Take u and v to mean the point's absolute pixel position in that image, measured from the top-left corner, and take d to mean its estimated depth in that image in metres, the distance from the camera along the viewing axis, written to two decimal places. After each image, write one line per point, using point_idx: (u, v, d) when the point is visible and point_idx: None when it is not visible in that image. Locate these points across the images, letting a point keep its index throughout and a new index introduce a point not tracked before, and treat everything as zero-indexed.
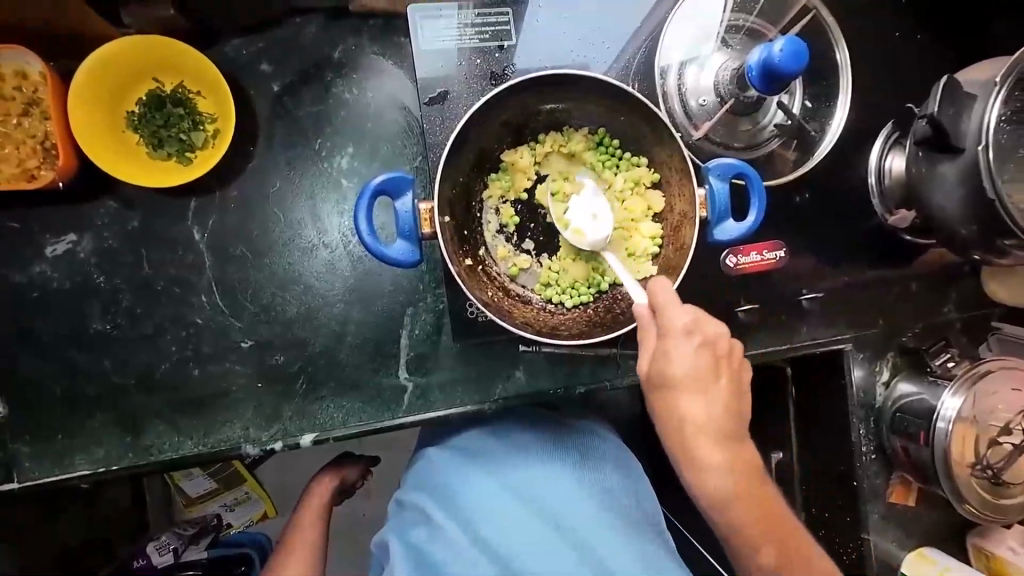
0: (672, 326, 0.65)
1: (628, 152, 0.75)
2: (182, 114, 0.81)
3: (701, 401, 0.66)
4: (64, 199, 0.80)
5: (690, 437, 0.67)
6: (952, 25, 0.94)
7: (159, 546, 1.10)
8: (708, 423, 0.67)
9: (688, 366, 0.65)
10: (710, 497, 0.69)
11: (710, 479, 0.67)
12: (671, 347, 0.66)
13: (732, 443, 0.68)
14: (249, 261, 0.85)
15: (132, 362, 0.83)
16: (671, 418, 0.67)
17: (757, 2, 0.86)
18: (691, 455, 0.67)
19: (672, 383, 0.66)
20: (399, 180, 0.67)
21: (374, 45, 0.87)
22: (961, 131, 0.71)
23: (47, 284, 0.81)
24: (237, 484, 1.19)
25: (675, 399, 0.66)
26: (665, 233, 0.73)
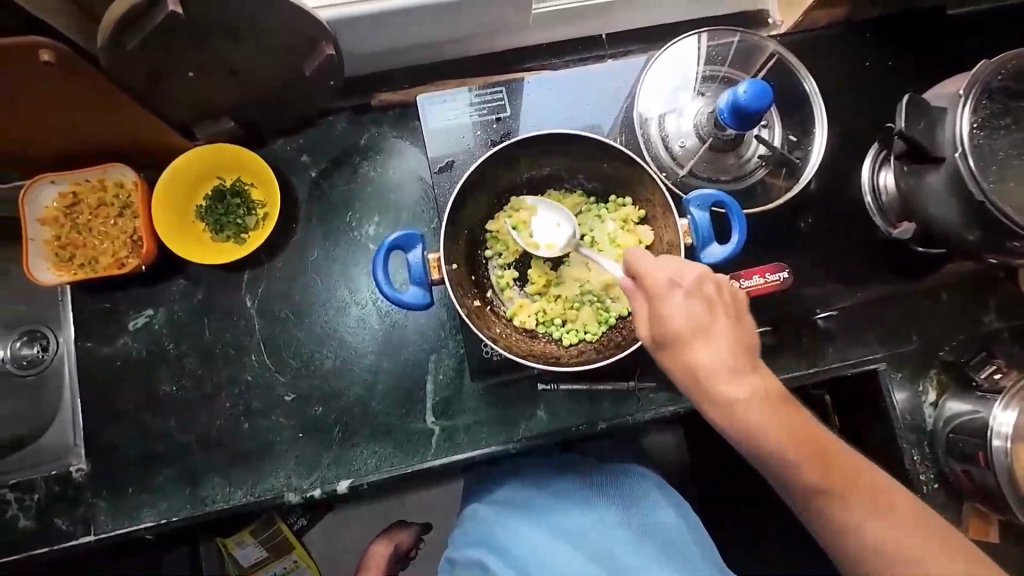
0: (658, 285, 0.65)
1: (614, 195, 0.82)
2: (238, 203, 0.97)
3: (710, 356, 0.63)
4: (144, 280, 0.96)
5: (706, 382, 0.63)
6: (923, 49, 1.00)
7: None
8: (721, 367, 0.63)
9: (686, 317, 0.64)
10: (715, 401, 0.63)
11: (745, 425, 0.62)
12: (660, 302, 0.65)
13: (744, 368, 0.64)
14: (292, 321, 0.97)
15: (193, 420, 0.93)
16: (689, 373, 0.64)
17: (726, 54, 0.95)
18: (710, 394, 0.63)
19: (675, 338, 0.64)
20: (409, 235, 0.74)
21: (393, 130, 1.02)
22: (937, 141, 0.74)
23: (127, 354, 0.95)
24: (287, 553, 1.19)
25: (685, 354, 0.64)
26: None
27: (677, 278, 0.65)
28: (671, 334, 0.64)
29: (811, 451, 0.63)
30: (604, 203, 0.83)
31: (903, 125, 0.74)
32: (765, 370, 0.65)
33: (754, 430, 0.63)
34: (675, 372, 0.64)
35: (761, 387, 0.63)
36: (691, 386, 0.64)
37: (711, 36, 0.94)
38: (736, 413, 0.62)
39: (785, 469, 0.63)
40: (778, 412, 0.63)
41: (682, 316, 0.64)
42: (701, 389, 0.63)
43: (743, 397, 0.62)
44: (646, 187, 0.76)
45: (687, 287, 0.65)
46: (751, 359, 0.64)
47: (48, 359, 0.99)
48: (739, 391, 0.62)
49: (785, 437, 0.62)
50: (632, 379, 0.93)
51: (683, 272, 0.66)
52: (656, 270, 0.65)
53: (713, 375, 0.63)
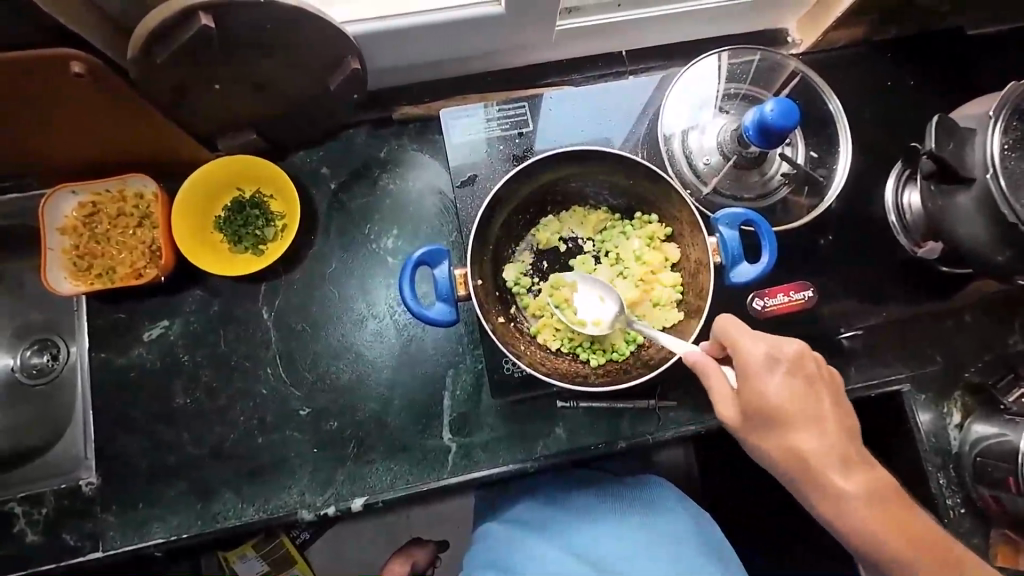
0: (754, 363, 0.66)
1: (639, 211, 0.80)
2: (258, 214, 0.96)
3: (806, 439, 0.65)
4: (160, 290, 0.95)
5: (820, 472, 0.65)
6: (943, 69, 1.00)
7: None
8: (821, 454, 0.65)
9: (784, 397, 0.65)
10: (824, 489, 0.65)
11: (843, 505, 0.65)
12: (761, 380, 0.65)
13: (833, 440, 0.66)
14: (308, 333, 0.96)
15: (206, 433, 0.92)
16: (794, 459, 0.65)
17: (749, 72, 0.95)
18: (824, 484, 0.65)
19: (780, 417, 0.65)
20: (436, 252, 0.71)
21: (413, 143, 1.02)
22: (966, 162, 0.74)
23: (141, 365, 0.93)
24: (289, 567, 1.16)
25: (791, 439, 0.65)
26: (685, 280, 0.77)
27: (778, 353, 0.66)
28: (765, 422, 0.65)
29: (891, 524, 0.65)
30: (628, 219, 0.81)
31: (931, 146, 0.73)
32: (872, 463, 0.67)
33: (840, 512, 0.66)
34: (775, 459, 0.66)
35: (842, 455, 0.66)
36: (775, 454, 0.66)
37: (734, 55, 0.95)
38: (845, 502, 0.65)
39: (867, 545, 0.65)
40: (883, 506, 0.66)
41: (779, 395, 0.65)
42: (806, 475, 0.65)
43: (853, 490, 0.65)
44: (673, 204, 0.75)
45: (789, 365, 0.66)
46: (847, 438, 0.67)
47: (59, 367, 0.98)
48: (841, 477, 0.65)
49: (875, 518, 0.65)
50: (652, 398, 0.92)
51: (780, 345, 0.67)
52: (756, 358, 0.66)
53: (816, 458, 0.65)
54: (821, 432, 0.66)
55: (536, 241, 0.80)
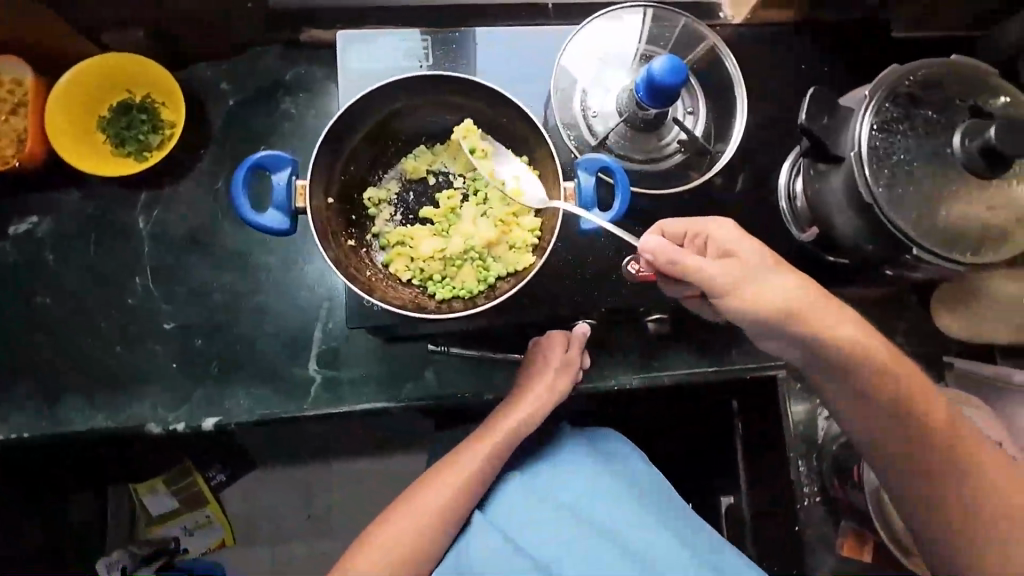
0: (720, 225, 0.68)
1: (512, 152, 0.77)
2: (145, 119, 0.92)
3: (789, 282, 0.65)
4: (32, 185, 0.91)
5: (827, 316, 0.65)
6: (864, 63, 0.99)
7: (110, 563, 1.18)
8: (820, 303, 0.65)
9: (756, 248, 0.67)
10: (841, 332, 0.65)
11: (855, 347, 0.65)
12: (732, 235, 0.67)
13: (805, 280, 0.66)
14: (186, 248, 0.93)
15: (64, 336, 0.89)
16: (774, 298, 0.64)
17: (670, 37, 0.94)
18: (839, 327, 0.65)
19: (763, 268, 0.65)
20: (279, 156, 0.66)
21: (322, 71, 0.99)
22: (838, 140, 0.73)
23: (3, 259, 0.90)
24: (199, 506, 1.28)
25: (785, 286, 0.65)
26: (545, 226, 0.74)
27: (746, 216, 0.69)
28: (732, 249, 0.67)
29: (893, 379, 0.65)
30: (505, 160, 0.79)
31: (802, 118, 0.72)
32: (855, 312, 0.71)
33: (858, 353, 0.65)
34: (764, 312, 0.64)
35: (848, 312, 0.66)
36: (748, 313, 0.65)
37: (658, 16, 0.93)
38: (861, 342, 0.65)
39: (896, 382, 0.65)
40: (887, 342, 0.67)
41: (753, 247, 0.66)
42: (812, 317, 0.64)
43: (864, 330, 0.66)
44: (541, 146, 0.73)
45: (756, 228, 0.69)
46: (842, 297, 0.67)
47: None
48: (846, 321, 0.65)
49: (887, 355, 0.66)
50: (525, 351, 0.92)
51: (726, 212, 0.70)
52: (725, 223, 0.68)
53: (816, 299, 0.65)
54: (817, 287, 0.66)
55: (405, 171, 0.78)
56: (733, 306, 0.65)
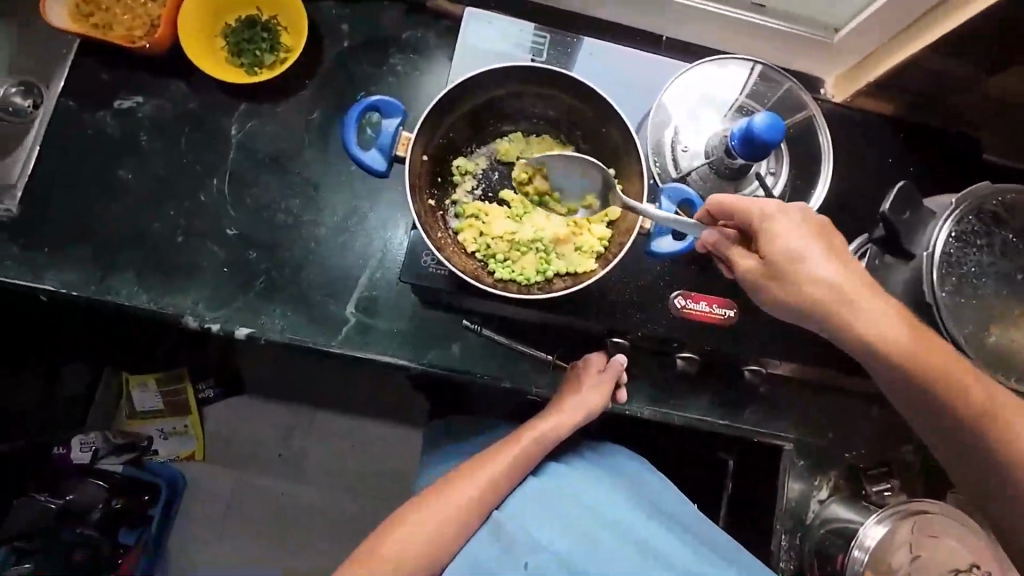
0: (767, 208, 0.71)
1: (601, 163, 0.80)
2: (266, 38, 0.97)
3: (826, 270, 0.69)
4: (147, 68, 0.96)
5: (856, 310, 0.69)
6: (948, 174, 1.01)
7: (83, 443, 1.31)
8: (853, 293, 0.69)
9: (797, 237, 0.70)
10: (866, 325, 0.69)
11: (887, 332, 0.69)
12: (777, 222, 0.70)
13: (847, 266, 0.70)
14: (266, 165, 0.97)
15: (134, 214, 0.94)
16: (811, 286, 0.69)
17: (769, 97, 0.97)
18: (864, 320, 0.69)
19: (801, 259, 0.69)
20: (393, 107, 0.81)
21: (437, 39, 1.03)
22: (913, 239, 0.74)
23: (102, 128, 0.95)
24: (183, 415, 1.42)
25: (819, 277, 0.69)
26: (613, 238, 0.77)
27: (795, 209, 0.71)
28: (777, 238, 0.70)
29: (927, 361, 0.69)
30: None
31: (886, 207, 0.73)
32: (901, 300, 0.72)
33: (888, 337, 0.69)
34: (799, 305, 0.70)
35: (881, 300, 0.69)
36: (785, 304, 0.71)
37: (764, 75, 0.96)
38: (885, 336, 0.69)
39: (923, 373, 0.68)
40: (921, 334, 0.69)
41: (793, 235, 0.70)
42: (840, 305, 0.69)
43: (895, 322, 0.69)
44: (633, 164, 0.77)
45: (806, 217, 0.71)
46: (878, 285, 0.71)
47: None
48: (877, 307, 0.69)
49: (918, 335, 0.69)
50: (552, 353, 0.94)
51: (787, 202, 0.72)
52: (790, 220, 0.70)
53: (847, 291, 0.69)
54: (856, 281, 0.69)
55: (496, 151, 0.80)
56: (767, 299, 0.71)
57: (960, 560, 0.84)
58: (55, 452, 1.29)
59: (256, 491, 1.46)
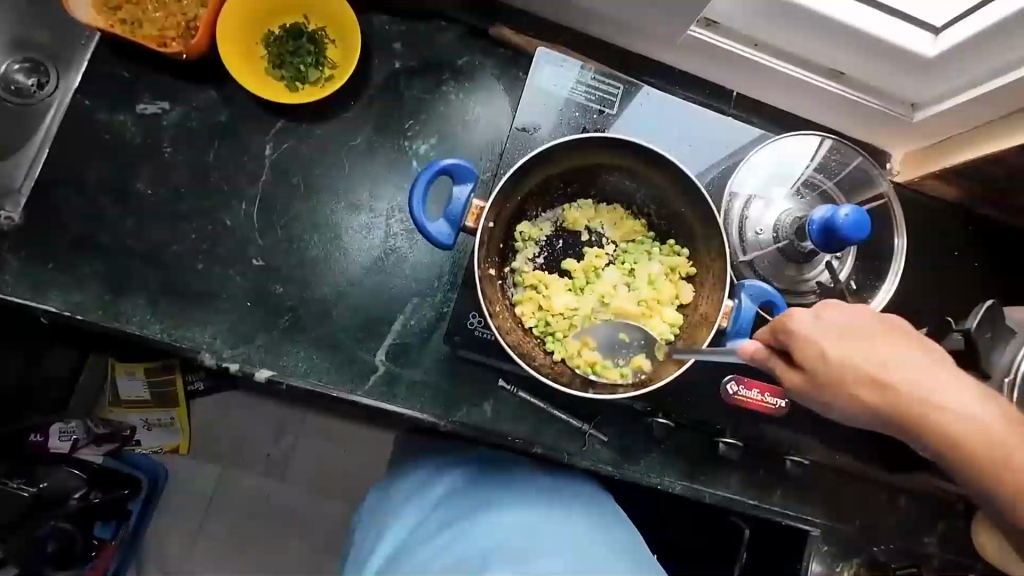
0: (807, 328, 0.63)
1: (672, 239, 0.79)
2: (311, 51, 0.89)
3: (873, 363, 0.63)
4: (177, 72, 0.87)
5: (931, 421, 0.63)
6: (1009, 269, 0.98)
7: (64, 431, 1.12)
8: (911, 382, 0.63)
9: (848, 353, 0.63)
10: (944, 438, 0.63)
11: (963, 418, 0.62)
12: (821, 340, 0.63)
13: (907, 371, 0.63)
14: (299, 192, 0.89)
15: (151, 232, 0.85)
16: (868, 388, 0.63)
17: (840, 172, 0.91)
18: (941, 428, 0.63)
19: (856, 376, 0.63)
20: (465, 171, 0.73)
21: (494, 68, 0.95)
22: (992, 359, 0.72)
23: (120, 132, 0.86)
24: (169, 405, 1.26)
25: (877, 393, 0.63)
26: (684, 324, 0.75)
27: (827, 315, 0.64)
28: (818, 344, 0.63)
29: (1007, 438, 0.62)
30: (658, 240, 0.79)
31: (971, 325, 0.73)
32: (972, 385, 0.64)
33: (961, 424, 0.62)
34: (862, 411, 0.64)
35: (936, 380, 0.63)
36: (849, 406, 0.64)
37: (836, 149, 0.91)
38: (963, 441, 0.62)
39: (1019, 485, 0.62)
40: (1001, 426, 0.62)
41: (843, 351, 0.63)
42: (911, 419, 0.63)
43: (973, 425, 0.62)
44: (711, 248, 0.74)
45: (839, 321, 0.64)
46: (932, 365, 0.64)
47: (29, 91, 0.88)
48: (938, 389, 0.63)
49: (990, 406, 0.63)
50: (589, 423, 0.88)
51: (829, 311, 0.65)
52: (811, 320, 0.63)
53: (907, 387, 0.63)
54: (908, 370, 0.63)
55: (563, 219, 0.79)
56: (826, 406, 0.65)
57: None
58: (30, 439, 1.09)
59: (236, 490, 1.33)
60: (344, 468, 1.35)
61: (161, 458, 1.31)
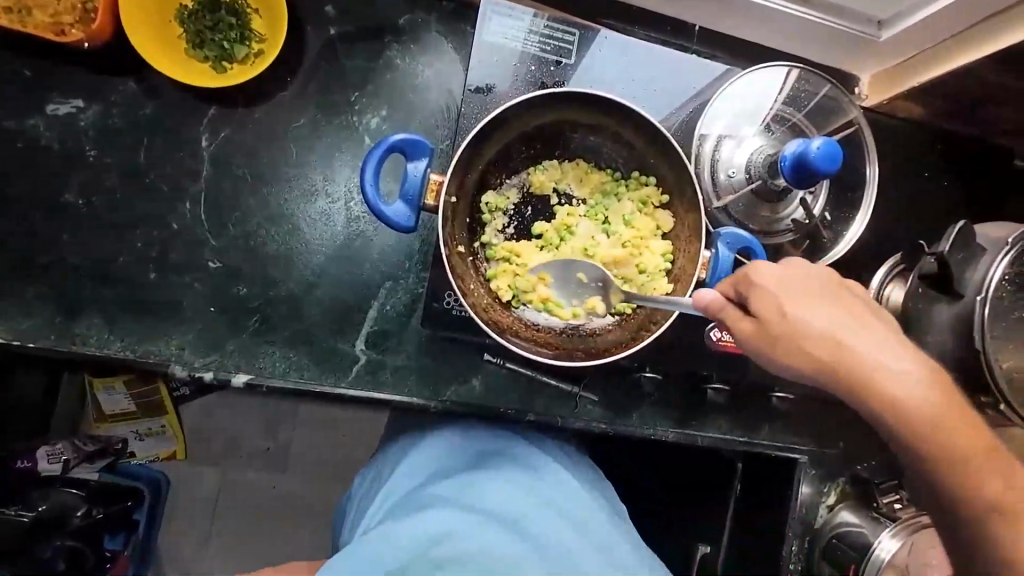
0: (765, 276, 0.63)
1: (639, 171, 0.76)
2: (233, 24, 0.80)
3: (825, 320, 0.63)
4: (87, 64, 0.79)
5: (877, 385, 0.62)
6: (976, 184, 0.98)
7: (52, 453, 1.06)
8: (864, 351, 0.63)
9: (803, 307, 0.63)
10: (885, 400, 0.62)
11: (897, 379, 0.62)
12: (781, 295, 0.63)
13: (854, 330, 0.64)
14: (247, 183, 0.83)
15: (91, 245, 0.79)
16: (817, 343, 0.62)
17: (808, 101, 0.88)
18: (883, 395, 0.62)
19: (805, 329, 0.62)
20: (419, 145, 0.68)
21: (439, 24, 0.88)
22: (963, 278, 0.73)
23: (36, 139, 0.78)
24: (157, 414, 1.21)
25: (820, 345, 0.63)
26: (676, 250, 0.74)
27: (786, 270, 0.65)
28: (775, 296, 0.62)
29: (943, 406, 0.61)
30: (625, 178, 0.76)
31: (945, 248, 0.72)
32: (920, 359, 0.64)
33: (904, 390, 0.62)
34: (808, 369, 0.63)
35: (883, 348, 0.63)
36: (795, 363, 0.63)
37: (803, 77, 0.87)
38: (911, 408, 0.61)
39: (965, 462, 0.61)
40: (945, 400, 0.61)
41: (800, 305, 0.63)
42: (852, 379, 0.62)
43: (920, 395, 0.61)
44: (685, 196, 0.72)
45: (798, 278, 0.64)
46: (879, 330, 0.64)
47: None
48: (883, 353, 0.63)
49: (927, 374, 0.62)
50: (578, 384, 0.88)
51: (794, 271, 0.65)
52: (770, 272, 0.64)
53: (855, 350, 0.62)
54: (858, 336, 0.63)
55: (529, 183, 0.75)
56: (779, 362, 0.63)
57: None
58: (16, 467, 1.02)
59: (237, 486, 1.32)
60: (341, 453, 1.35)
61: (159, 465, 1.29)
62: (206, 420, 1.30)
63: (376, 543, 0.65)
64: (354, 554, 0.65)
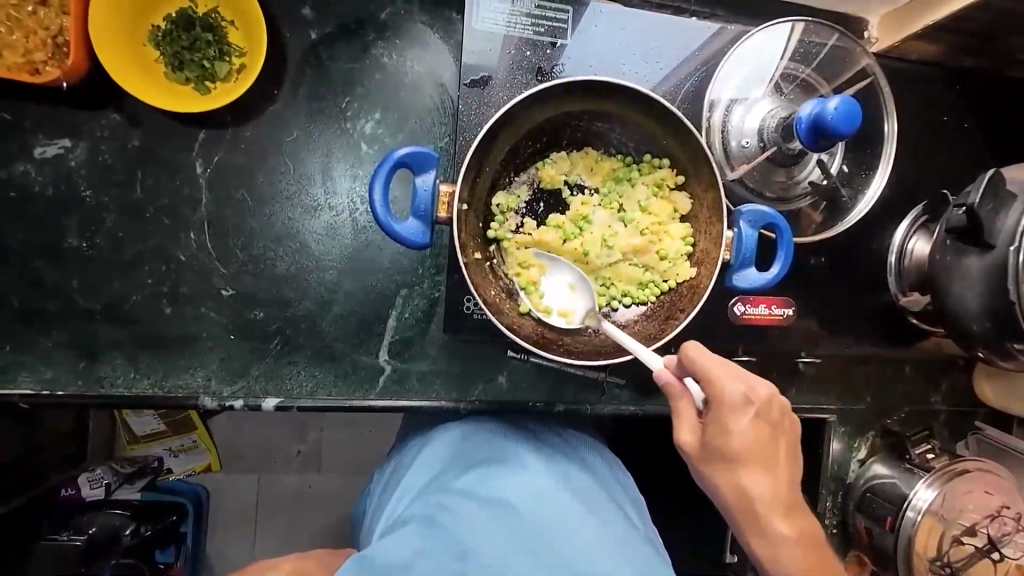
0: (728, 397, 0.61)
1: (650, 153, 0.74)
2: (210, 40, 0.76)
3: (754, 446, 0.62)
4: (67, 102, 0.76)
5: (760, 516, 0.63)
6: (996, 121, 0.94)
7: (91, 479, 1.13)
8: (766, 494, 0.63)
9: (740, 435, 0.62)
10: (765, 533, 0.64)
11: (780, 540, 0.64)
12: (728, 418, 0.61)
13: (788, 490, 0.65)
14: (248, 206, 0.81)
15: (102, 287, 0.78)
16: (724, 469, 0.63)
17: (818, 54, 0.84)
18: (763, 529, 0.64)
19: (731, 457, 0.62)
20: (424, 156, 0.66)
21: (423, 14, 0.83)
22: (994, 228, 0.71)
23: (28, 186, 0.76)
24: (186, 431, 1.24)
25: (738, 476, 0.63)
26: (695, 233, 0.73)
27: (752, 394, 0.62)
28: (719, 416, 0.61)
29: (809, 548, 0.64)
30: (637, 161, 0.74)
31: (975, 199, 0.70)
32: (806, 509, 0.66)
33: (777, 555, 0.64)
34: (721, 493, 0.64)
35: (783, 486, 0.64)
36: (726, 495, 0.64)
37: (810, 29, 0.83)
38: (778, 546, 0.64)
39: None
40: (814, 552, 0.64)
41: (738, 434, 0.62)
42: (750, 517, 0.64)
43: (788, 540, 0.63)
44: (701, 176, 0.70)
45: (760, 406, 0.62)
46: (789, 462, 0.66)
47: None
48: (783, 506, 0.64)
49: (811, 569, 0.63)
50: (604, 369, 0.88)
51: (755, 385, 0.63)
52: (721, 372, 0.61)
53: (762, 498, 0.63)
54: (772, 476, 0.64)
55: (539, 177, 0.74)
56: (707, 482, 0.64)
57: (993, 506, 0.88)
58: (62, 494, 1.10)
59: (269, 497, 1.33)
60: (364, 451, 1.34)
61: (199, 480, 1.29)
62: (232, 437, 1.31)
63: (391, 544, 0.63)
64: (368, 557, 0.63)
